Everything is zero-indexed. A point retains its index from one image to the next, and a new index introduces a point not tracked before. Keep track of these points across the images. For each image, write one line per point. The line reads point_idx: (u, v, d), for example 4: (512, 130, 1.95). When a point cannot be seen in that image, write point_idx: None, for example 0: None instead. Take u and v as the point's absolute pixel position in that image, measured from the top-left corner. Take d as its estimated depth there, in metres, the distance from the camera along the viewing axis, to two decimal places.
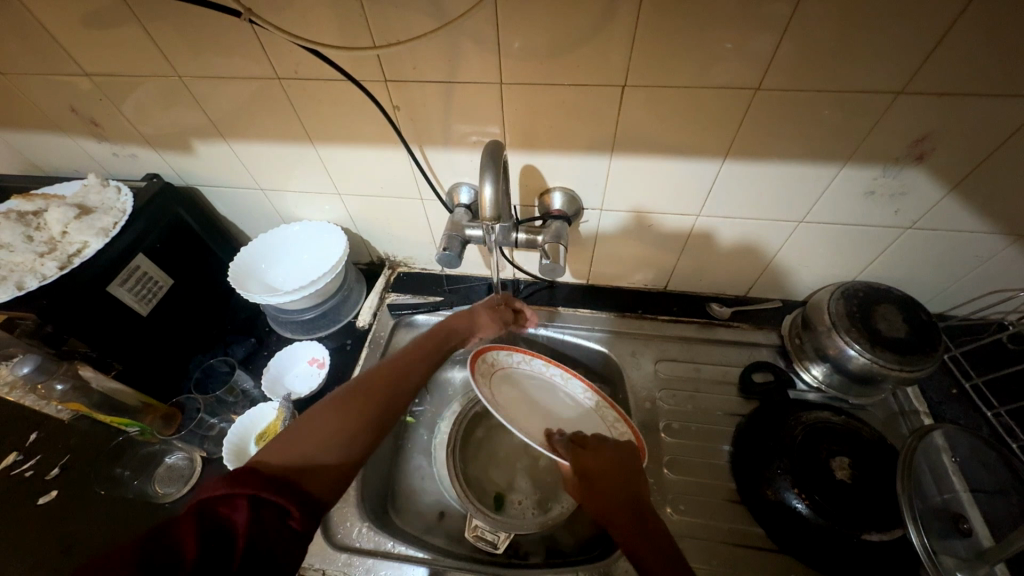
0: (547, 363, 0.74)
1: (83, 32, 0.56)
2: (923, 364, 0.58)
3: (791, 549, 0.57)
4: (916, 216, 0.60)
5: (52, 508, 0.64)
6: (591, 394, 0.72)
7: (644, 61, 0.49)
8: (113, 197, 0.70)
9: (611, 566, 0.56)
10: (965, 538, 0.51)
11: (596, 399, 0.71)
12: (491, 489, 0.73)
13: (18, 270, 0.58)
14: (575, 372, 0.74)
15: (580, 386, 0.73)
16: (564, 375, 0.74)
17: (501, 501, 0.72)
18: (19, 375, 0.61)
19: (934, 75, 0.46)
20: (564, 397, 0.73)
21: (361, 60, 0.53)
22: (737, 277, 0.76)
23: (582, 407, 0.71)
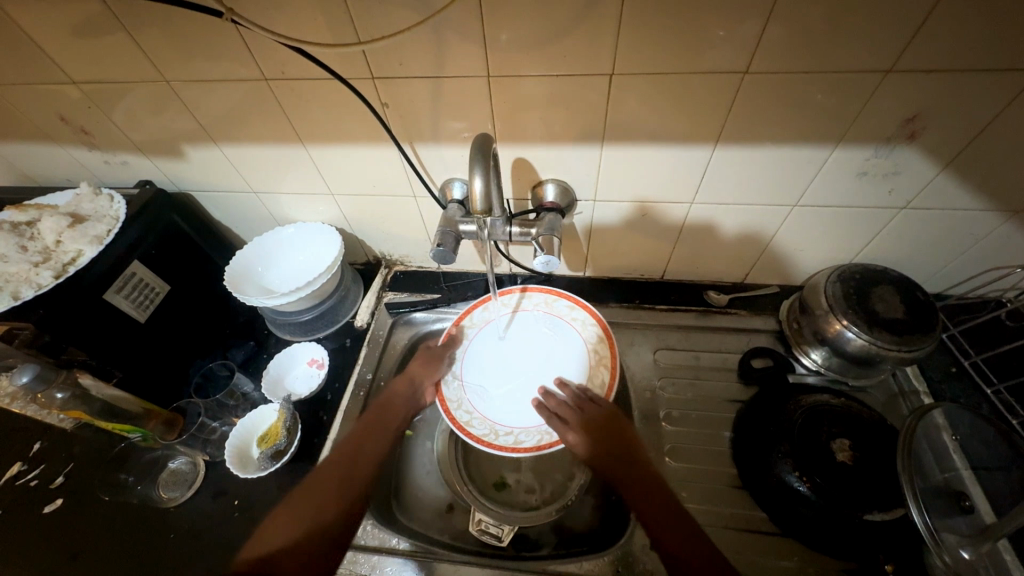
0: (486, 304, 0.76)
1: (68, 39, 0.56)
2: (922, 344, 0.58)
3: (794, 532, 0.57)
4: (910, 196, 0.59)
5: (58, 516, 0.65)
6: (539, 299, 0.76)
7: (631, 48, 0.48)
8: (106, 205, 0.70)
9: (628, 546, 0.58)
10: (966, 515, 0.51)
11: (547, 301, 0.75)
12: (490, 475, 0.74)
13: (13, 280, 0.59)
14: (507, 289, 0.77)
15: (524, 298, 0.76)
16: (507, 300, 0.76)
17: (502, 486, 0.73)
18: (18, 384, 0.61)
19: (922, 53, 0.45)
20: (520, 317, 0.75)
21: (348, 57, 0.53)
22: (734, 263, 0.76)
23: (539, 315, 0.75)
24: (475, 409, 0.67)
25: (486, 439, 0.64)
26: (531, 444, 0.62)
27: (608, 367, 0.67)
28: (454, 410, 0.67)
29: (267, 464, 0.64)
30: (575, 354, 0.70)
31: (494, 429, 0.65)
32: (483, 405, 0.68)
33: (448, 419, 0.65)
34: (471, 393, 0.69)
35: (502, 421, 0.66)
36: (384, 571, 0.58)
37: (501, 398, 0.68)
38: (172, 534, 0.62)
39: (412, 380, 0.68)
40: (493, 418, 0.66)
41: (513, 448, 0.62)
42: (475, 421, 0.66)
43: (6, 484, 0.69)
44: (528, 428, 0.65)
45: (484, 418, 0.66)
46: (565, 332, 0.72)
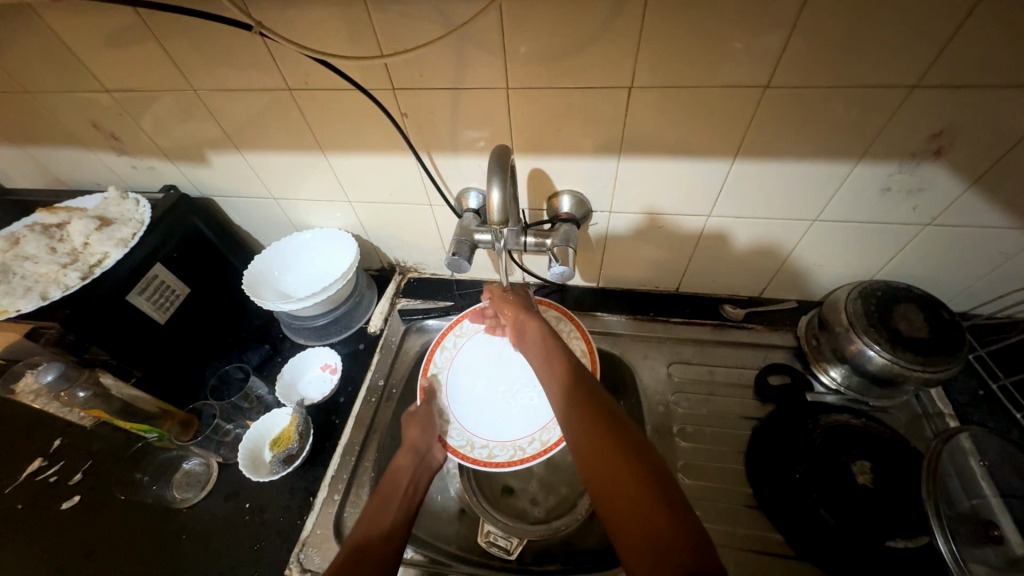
0: (443, 344, 0.75)
1: (103, 50, 0.58)
2: (947, 365, 0.56)
3: (810, 556, 0.54)
4: (935, 213, 0.58)
5: (75, 512, 0.66)
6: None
7: (650, 62, 0.49)
8: (133, 208, 0.72)
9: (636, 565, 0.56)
10: (996, 545, 0.49)
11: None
12: (497, 483, 0.74)
13: (42, 281, 0.61)
14: (454, 322, 0.77)
15: (473, 323, 0.76)
16: (456, 330, 0.77)
17: (509, 493, 0.74)
18: (43, 383, 0.61)
19: (949, 68, 0.44)
20: (478, 339, 0.76)
21: (369, 68, 0.54)
22: (751, 277, 0.75)
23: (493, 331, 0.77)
24: (489, 440, 0.68)
25: (516, 457, 0.66)
26: (558, 436, 0.65)
27: (579, 337, 0.72)
28: (471, 452, 0.66)
29: (278, 467, 0.65)
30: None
31: (517, 446, 0.67)
32: (496, 434, 0.69)
33: (470, 461, 0.65)
34: (478, 433, 0.69)
35: (520, 436, 0.68)
36: None
37: (507, 424, 0.70)
38: (184, 535, 0.62)
39: (411, 446, 0.63)
40: (511, 440, 0.68)
41: (545, 449, 0.65)
42: (495, 449, 0.67)
43: (27, 479, 0.70)
44: (546, 425, 0.68)
45: (502, 443, 0.68)
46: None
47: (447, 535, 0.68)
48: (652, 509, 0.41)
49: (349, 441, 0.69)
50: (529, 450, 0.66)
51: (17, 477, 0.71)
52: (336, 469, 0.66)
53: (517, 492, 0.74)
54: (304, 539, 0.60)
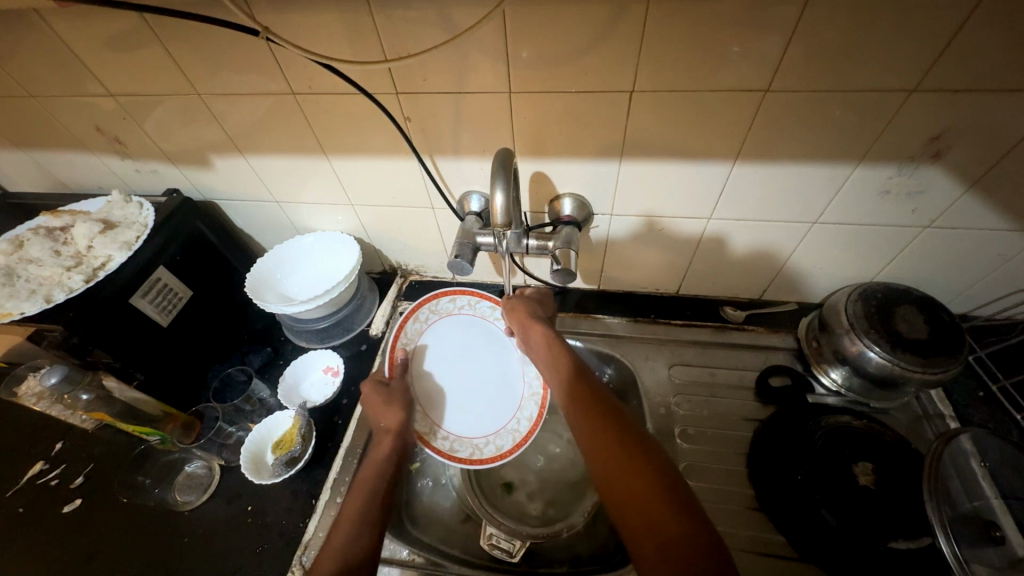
0: (417, 315, 0.74)
1: (108, 54, 0.58)
2: (946, 366, 0.56)
3: (814, 557, 0.55)
4: (934, 214, 0.58)
5: (76, 516, 0.66)
6: (462, 300, 0.76)
7: (651, 67, 0.49)
8: (136, 212, 0.72)
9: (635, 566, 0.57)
10: (997, 546, 0.49)
11: (470, 303, 0.76)
12: (498, 480, 0.75)
13: (47, 283, 0.61)
14: (431, 296, 0.75)
15: (450, 302, 0.76)
16: (433, 305, 0.75)
17: (510, 488, 0.74)
18: (46, 385, 0.61)
19: (946, 73, 0.45)
20: (450, 320, 0.76)
21: (373, 73, 0.54)
22: (750, 280, 0.75)
23: (467, 318, 0.77)
24: (451, 433, 0.70)
25: (473, 456, 0.68)
26: (510, 445, 0.69)
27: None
28: (433, 442, 0.68)
29: (281, 470, 0.65)
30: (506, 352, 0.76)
31: (475, 445, 0.69)
32: (456, 428, 0.71)
33: (433, 451, 0.66)
34: (440, 420, 0.70)
35: (478, 435, 0.71)
36: None
37: (467, 418, 0.72)
38: (186, 538, 0.62)
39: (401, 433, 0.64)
40: (470, 438, 0.70)
41: (499, 455, 0.68)
42: (455, 444, 0.69)
43: (29, 482, 0.70)
44: (500, 431, 0.71)
45: (462, 439, 0.70)
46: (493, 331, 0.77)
47: (449, 535, 0.68)
48: (661, 511, 0.41)
49: (351, 444, 0.68)
50: (480, 452, 0.69)
51: (18, 480, 0.71)
52: (339, 470, 0.66)
53: (517, 486, 0.74)
54: (307, 542, 0.60)
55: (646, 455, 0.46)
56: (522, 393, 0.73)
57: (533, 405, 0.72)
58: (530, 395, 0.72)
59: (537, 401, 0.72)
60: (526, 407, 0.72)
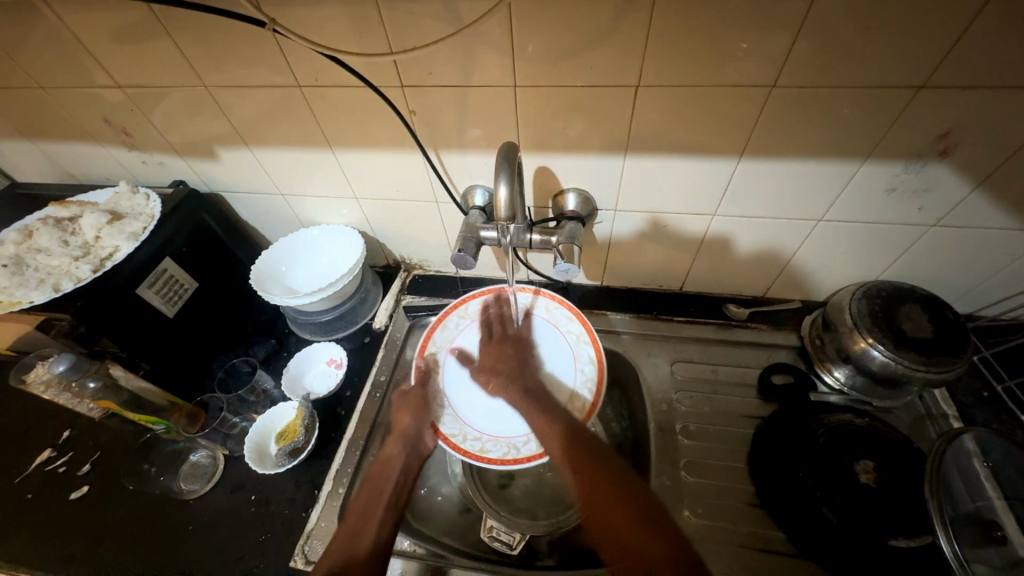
0: (444, 323, 0.73)
1: (116, 46, 0.59)
2: (951, 365, 0.56)
3: (812, 554, 0.55)
4: (941, 213, 0.58)
5: (84, 502, 0.67)
6: (494, 300, 0.74)
7: (656, 61, 0.49)
8: (143, 203, 0.72)
9: None
10: (998, 546, 0.49)
11: (503, 299, 0.73)
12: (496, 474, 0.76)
13: (55, 273, 0.62)
14: (457, 302, 0.73)
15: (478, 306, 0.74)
16: (461, 311, 0.74)
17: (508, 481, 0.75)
18: (55, 373, 0.62)
19: (956, 69, 0.45)
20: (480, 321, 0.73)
21: (378, 66, 0.54)
22: (754, 277, 0.75)
23: (499, 316, 0.73)
24: (484, 433, 0.65)
25: (508, 456, 0.62)
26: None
27: (588, 342, 0.69)
28: (462, 443, 0.63)
29: (284, 460, 0.65)
30: (550, 348, 0.71)
31: (511, 444, 0.63)
32: (489, 428, 0.65)
33: (460, 453, 0.62)
34: (471, 421, 0.66)
35: (516, 434, 0.64)
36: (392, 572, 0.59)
37: (506, 419, 0.66)
38: (191, 525, 0.63)
39: (405, 436, 0.63)
40: (506, 437, 0.64)
41: (539, 453, 0.61)
42: (488, 444, 0.64)
43: (37, 469, 0.71)
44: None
45: (496, 439, 0.64)
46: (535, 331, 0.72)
47: (449, 528, 0.69)
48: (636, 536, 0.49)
49: (353, 436, 0.69)
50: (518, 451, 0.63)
51: (27, 467, 0.72)
52: (341, 462, 0.66)
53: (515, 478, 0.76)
54: (309, 531, 0.60)
55: (618, 487, 0.53)
56: (572, 382, 0.67)
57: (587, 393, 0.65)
58: (582, 383, 0.66)
59: (592, 388, 0.65)
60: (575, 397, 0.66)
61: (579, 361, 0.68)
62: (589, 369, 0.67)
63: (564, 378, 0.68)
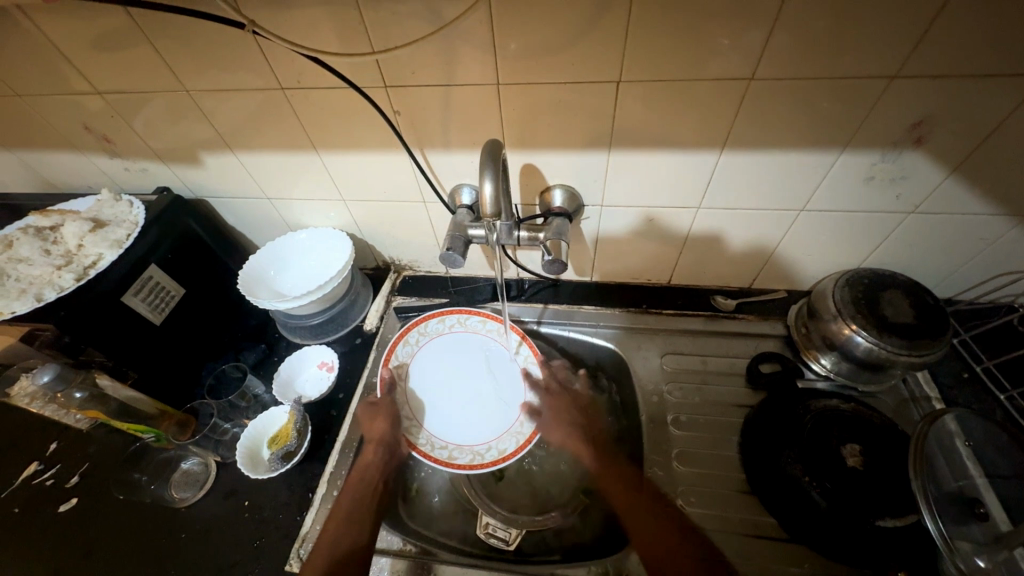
0: (406, 338, 0.75)
1: (94, 51, 0.58)
2: (931, 349, 0.57)
3: (804, 538, 0.56)
4: (918, 200, 0.60)
5: (73, 514, 0.66)
6: (451, 319, 0.78)
7: (636, 57, 0.50)
8: (126, 210, 0.72)
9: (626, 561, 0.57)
10: (981, 523, 0.50)
11: (459, 320, 0.78)
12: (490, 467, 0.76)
13: (38, 283, 0.61)
14: (418, 319, 0.76)
15: (439, 323, 0.77)
16: (422, 328, 0.77)
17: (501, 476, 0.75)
18: (39, 384, 0.61)
19: (926, 59, 0.46)
20: (440, 338, 0.78)
21: (361, 66, 0.54)
22: (740, 269, 0.76)
23: (455, 334, 0.78)
24: (451, 442, 0.70)
25: (475, 462, 0.68)
26: (514, 447, 0.69)
27: (536, 362, 0.75)
28: (431, 451, 0.68)
29: (277, 464, 0.65)
30: (503, 365, 0.77)
31: (476, 451, 0.69)
32: (455, 437, 0.71)
33: (430, 460, 0.66)
34: (439, 432, 0.71)
35: (478, 441, 0.71)
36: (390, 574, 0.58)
37: (469, 428, 0.72)
38: (184, 534, 0.62)
39: (383, 442, 0.66)
40: (471, 445, 0.70)
41: (502, 458, 0.68)
42: (455, 451, 0.69)
43: (23, 483, 0.70)
44: (502, 435, 0.71)
45: (462, 447, 0.69)
46: (489, 349, 0.78)
47: (446, 525, 0.69)
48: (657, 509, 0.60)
49: (347, 438, 0.69)
50: (484, 458, 0.68)
51: (13, 481, 0.71)
52: (336, 464, 0.66)
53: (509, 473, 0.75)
54: (304, 535, 0.60)
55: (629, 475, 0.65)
56: (523, 396, 0.74)
57: (536, 407, 0.72)
58: (532, 398, 0.73)
59: (540, 402, 0.72)
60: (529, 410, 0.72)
61: (529, 377, 0.75)
62: (537, 386, 0.74)
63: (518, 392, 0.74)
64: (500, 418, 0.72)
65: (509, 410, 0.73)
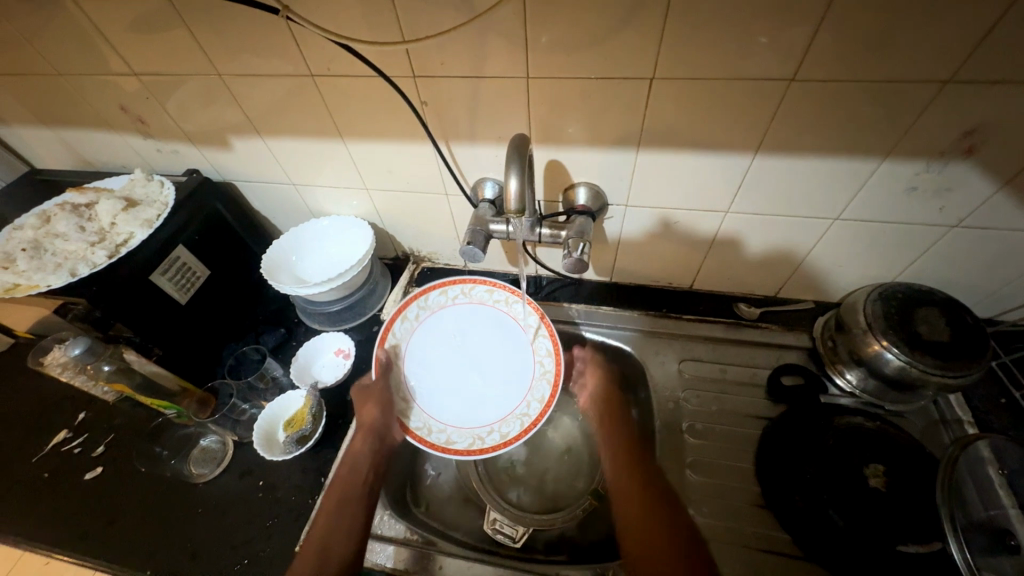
0: (405, 314, 0.72)
1: (132, 33, 0.59)
2: (969, 371, 0.54)
3: (818, 557, 0.54)
4: (963, 213, 0.56)
5: (98, 482, 0.69)
6: (454, 290, 0.74)
7: (671, 53, 0.48)
8: (157, 190, 0.73)
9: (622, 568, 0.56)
10: (1011, 555, 0.47)
11: (463, 291, 0.74)
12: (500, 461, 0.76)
13: (72, 258, 0.63)
14: (419, 292, 0.73)
15: (440, 296, 0.74)
16: (422, 302, 0.73)
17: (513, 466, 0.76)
18: (70, 355, 0.63)
19: (985, 64, 0.43)
20: (442, 313, 0.74)
21: (391, 54, 0.54)
22: (766, 277, 0.74)
23: (458, 308, 0.75)
24: (449, 426, 0.68)
25: (474, 447, 0.66)
26: (517, 430, 0.66)
27: (546, 335, 0.70)
28: (428, 436, 0.66)
29: (292, 447, 0.67)
30: (507, 339, 0.73)
31: (476, 435, 0.67)
32: (452, 420, 0.69)
33: (427, 445, 0.64)
34: (437, 414, 0.69)
35: (480, 424, 0.68)
36: (398, 564, 0.58)
37: (469, 411, 0.70)
38: (201, 509, 0.64)
39: (371, 429, 0.65)
40: (471, 428, 0.68)
41: (504, 442, 0.65)
42: (453, 435, 0.67)
43: (53, 449, 0.73)
44: (505, 417, 0.68)
45: (461, 430, 0.68)
46: (494, 325, 0.74)
47: (457, 520, 0.69)
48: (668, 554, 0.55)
49: None
50: (484, 442, 0.66)
51: (43, 447, 0.74)
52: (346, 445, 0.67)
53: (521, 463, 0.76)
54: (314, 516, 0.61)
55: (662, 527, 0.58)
56: (532, 375, 0.70)
57: (545, 386, 0.69)
58: (541, 375, 0.69)
59: (550, 380, 0.68)
60: (535, 389, 0.69)
61: (538, 353, 0.71)
62: (547, 361, 0.70)
63: (523, 372, 0.71)
64: (503, 399, 0.70)
65: (514, 391, 0.70)
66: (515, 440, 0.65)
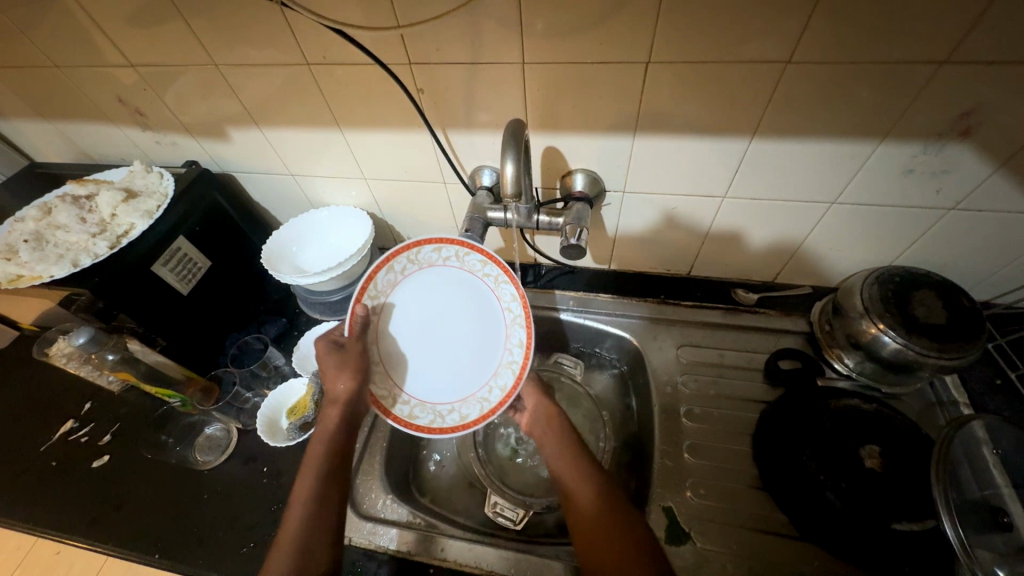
0: (391, 264, 0.64)
1: (129, 25, 0.59)
2: (963, 353, 0.55)
3: (814, 536, 0.55)
4: (960, 195, 0.57)
5: (105, 469, 0.70)
6: (449, 250, 0.66)
7: (667, 37, 0.48)
8: (157, 181, 0.74)
9: None
10: (1004, 533, 0.48)
11: (457, 254, 0.66)
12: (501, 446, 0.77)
13: (73, 249, 0.63)
14: (411, 243, 0.64)
15: (433, 251, 0.66)
16: (411, 254, 0.65)
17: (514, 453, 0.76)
18: (74, 345, 0.65)
19: (982, 44, 0.43)
20: (429, 273, 0.67)
21: (387, 41, 0.54)
22: (764, 262, 0.74)
23: (448, 269, 0.68)
24: (413, 398, 0.66)
25: (434, 424, 0.64)
26: (476, 414, 0.65)
27: (523, 325, 0.67)
28: (392, 406, 0.64)
29: (295, 434, 0.67)
30: (485, 315, 0.69)
31: (438, 412, 0.65)
32: (416, 390, 0.66)
33: (389, 416, 0.62)
34: (404, 381, 0.66)
35: (443, 400, 0.66)
36: (400, 547, 0.59)
37: (434, 384, 0.67)
38: (206, 494, 0.65)
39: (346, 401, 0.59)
40: (434, 403, 0.66)
41: (462, 425, 0.64)
42: (416, 409, 0.65)
43: (61, 439, 0.75)
44: (467, 399, 0.67)
45: (424, 405, 0.66)
46: (479, 299, 0.69)
47: (459, 504, 0.70)
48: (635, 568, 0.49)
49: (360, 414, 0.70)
50: (443, 422, 0.65)
51: (51, 436, 0.75)
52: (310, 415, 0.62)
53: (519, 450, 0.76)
54: None
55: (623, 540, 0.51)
56: (499, 361, 0.68)
57: (509, 375, 0.67)
58: (507, 363, 0.67)
59: (515, 370, 0.66)
60: (499, 375, 0.67)
61: (509, 343, 0.68)
62: (517, 352, 0.67)
63: (493, 356, 0.68)
64: (466, 379, 0.68)
65: (480, 373, 0.68)
66: (485, 420, 0.64)
